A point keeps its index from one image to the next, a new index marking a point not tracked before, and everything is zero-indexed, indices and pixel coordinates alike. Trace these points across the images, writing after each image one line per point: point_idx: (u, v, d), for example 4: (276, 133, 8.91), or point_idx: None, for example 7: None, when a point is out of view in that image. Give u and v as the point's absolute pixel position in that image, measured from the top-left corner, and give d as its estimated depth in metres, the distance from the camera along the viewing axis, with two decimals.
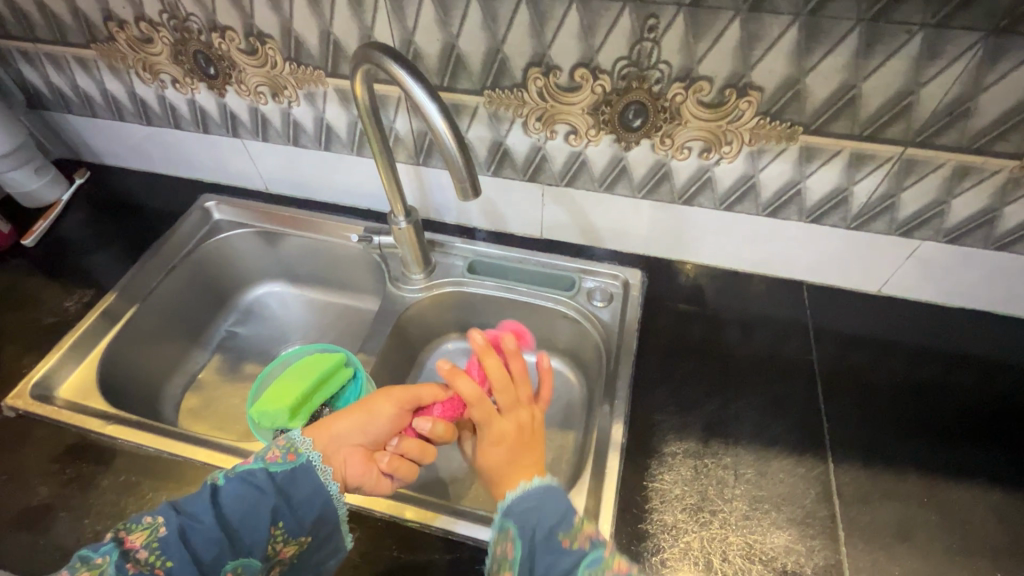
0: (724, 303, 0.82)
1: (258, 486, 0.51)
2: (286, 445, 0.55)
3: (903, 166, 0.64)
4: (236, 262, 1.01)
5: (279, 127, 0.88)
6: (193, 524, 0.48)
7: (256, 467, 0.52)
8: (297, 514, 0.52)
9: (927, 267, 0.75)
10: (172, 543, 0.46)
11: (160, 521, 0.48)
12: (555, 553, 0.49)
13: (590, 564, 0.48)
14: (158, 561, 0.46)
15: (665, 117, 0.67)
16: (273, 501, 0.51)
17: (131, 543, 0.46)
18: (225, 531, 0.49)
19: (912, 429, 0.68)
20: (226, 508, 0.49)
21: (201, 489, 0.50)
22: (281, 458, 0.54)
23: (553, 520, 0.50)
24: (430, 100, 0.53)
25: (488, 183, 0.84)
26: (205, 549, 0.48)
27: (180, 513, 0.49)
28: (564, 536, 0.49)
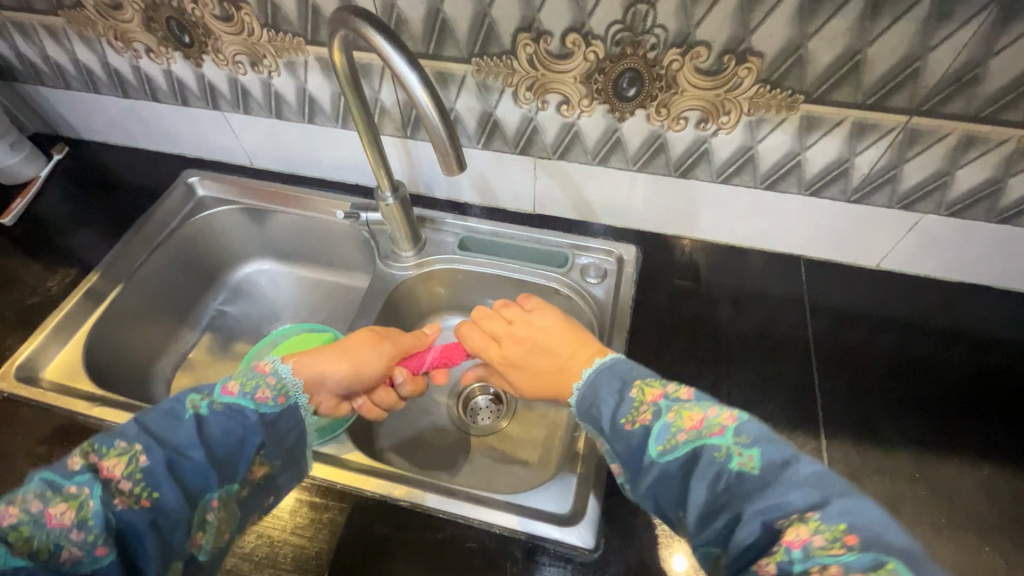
0: (719, 278, 0.81)
1: (248, 421, 0.50)
2: (277, 384, 0.53)
3: (907, 136, 0.62)
4: (222, 240, 0.98)
5: (261, 98, 0.85)
6: (180, 457, 0.45)
7: (245, 406, 0.50)
8: (278, 445, 0.52)
9: (927, 241, 0.73)
10: (162, 476, 0.44)
11: (143, 451, 0.44)
12: (619, 436, 0.48)
13: (655, 438, 0.45)
14: (144, 493, 0.43)
15: (661, 85, 0.64)
16: (261, 436, 0.50)
17: (110, 473, 0.43)
18: (215, 460, 0.47)
19: (906, 404, 0.68)
20: (215, 438, 0.47)
21: (184, 419, 0.47)
22: (270, 399, 0.52)
23: (609, 407, 0.50)
24: (411, 68, 0.50)
25: (478, 156, 0.81)
26: (194, 478, 0.46)
27: (163, 444, 0.45)
28: (624, 419, 0.48)
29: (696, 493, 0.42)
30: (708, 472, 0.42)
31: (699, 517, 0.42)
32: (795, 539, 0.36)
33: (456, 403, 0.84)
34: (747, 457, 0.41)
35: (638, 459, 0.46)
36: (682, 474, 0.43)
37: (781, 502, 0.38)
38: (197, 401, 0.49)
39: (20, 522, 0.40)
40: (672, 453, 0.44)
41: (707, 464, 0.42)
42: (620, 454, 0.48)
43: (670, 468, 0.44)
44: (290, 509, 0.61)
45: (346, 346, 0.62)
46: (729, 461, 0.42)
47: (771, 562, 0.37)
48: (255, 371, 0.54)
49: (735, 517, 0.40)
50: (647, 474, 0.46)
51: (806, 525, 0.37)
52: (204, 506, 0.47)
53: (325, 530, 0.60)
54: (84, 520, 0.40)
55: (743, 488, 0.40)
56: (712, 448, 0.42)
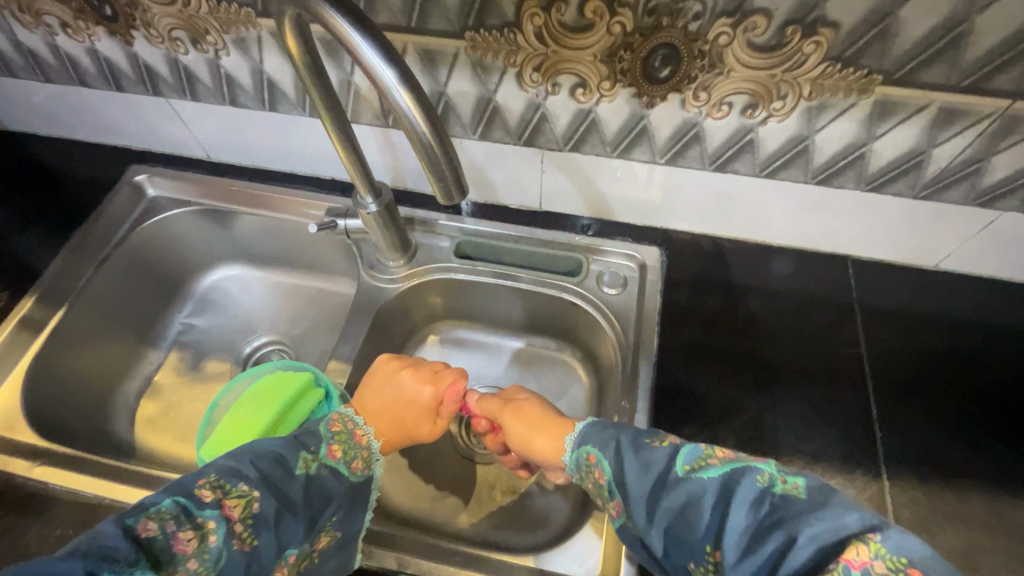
0: (756, 285, 0.70)
1: (339, 485, 0.51)
2: (368, 457, 0.55)
3: (1003, 125, 0.51)
4: (181, 246, 0.85)
5: (209, 82, 0.71)
6: (284, 509, 0.46)
7: (342, 471, 0.52)
8: (354, 519, 0.51)
9: (1001, 240, 0.63)
10: (270, 525, 0.44)
11: (258, 496, 0.45)
12: (641, 453, 0.47)
13: (684, 457, 0.45)
14: (249, 537, 0.43)
15: (702, 64, 0.53)
16: (343, 503, 0.50)
17: (230, 513, 0.43)
18: (305, 516, 0.47)
19: (976, 432, 0.60)
20: (312, 497, 0.48)
21: (294, 475, 0.48)
22: (359, 468, 0.54)
23: (632, 431, 0.50)
24: (386, 61, 0.38)
25: (474, 148, 0.68)
26: (287, 535, 0.45)
27: (275, 493, 0.46)
28: (648, 438, 0.48)
29: (735, 514, 0.39)
30: (748, 491, 0.40)
31: (739, 542, 0.38)
32: (856, 559, 0.34)
33: (461, 429, 0.72)
34: (791, 484, 0.40)
35: (661, 478, 0.44)
36: (715, 492, 0.41)
37: (838, 525, 0.36)
38: (309, 461, 0.50)
39: (156, 537, 0.40)
40: (703, 472, 0.43)
41: (747, 486, 0.41)
42: (638, 480, 0.46)
43: (700, 486, 0.42)
44: None
45: (416, 426, 0.60)
46: (772, 485, 0.40)
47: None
48: (354, 439, 0.55)
49: (785, 538, 0.37)
50: (672, 495, 0.43)
51: (868, 546, 0.34)
52: (282, 562, 0.45)
53: None
54: (203, 551, 0.41)
55: (791, 509, 0.38)
56: (753, 472, 0.42)
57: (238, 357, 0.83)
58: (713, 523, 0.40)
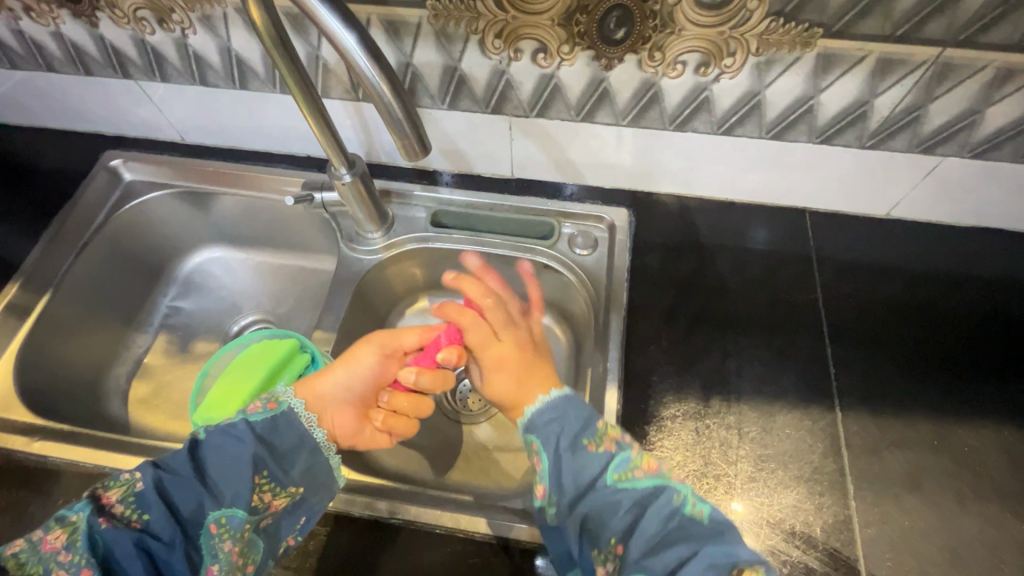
0: (720, 240, 0.74)
1: (233, 428, 0.48)
2: (267, 397, 0.52)
3: (937, 72, 0.55)
4: (161, 230, 0.86)
5: (178, 63, 0.72)
6: (168, 476, 0.45)
7: (237, 419, 0.49)
8: (283, 460, 0.49)
9: (944, 186, 0.67)
10: (151, 497, 0.44)
11: (138, 476, 0.45)
12: (576, 456, 0.48)
13: (615, 466, 0.47)
14: (135, 515, 0.44)
15: (655, 24, 0.55)
16: (256, 451, 0.48)
17: (106, 500, 0.44)
18: (203, 481, 0.46)
19: (921, 366, 0.64)
20: (210, 458, 0.47)
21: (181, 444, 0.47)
22: (262, 409, 0.51)
23: (574, 424, 0.50)
24: (346, 26, 0.40)
25: (444, 117, 0.70)
26: (182, 501, 0.45)
27: (158, 469, 0.46)
28: (585, 440, 0.49)
29: (647, 520, 0.44)
30: (663, 507, 0.44)
31: (646, 544, 0.43)
32: None
33: (445, 392, 0.76)
34: (699, 506, 0.45)
35: (590, 483, 0.46)
36: (634, 501, 0.45)
37: (732, 551, 0.41)
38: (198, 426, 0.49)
39: (21, 551, 0.42)
40: (631, 483, 0.46)
41: (663, 501, 0.45)
42: (568, 479, 0.47)
43: (623, 496, 0.45)
44: None
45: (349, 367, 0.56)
46: (683, 505, 0.45)
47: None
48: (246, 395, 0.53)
49: (687, 551, 0.41)
50: (597, 498, 0.46)
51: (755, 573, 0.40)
52: (208, 525, 0.45)
53: (314, 556, 0.54)
54: (75, 541, 0.42)
55: (694, 530, 0.43)
56: (671, 491, 0.46)
57: (225, 336, 0.85)
58: (624, 525, 0.44)
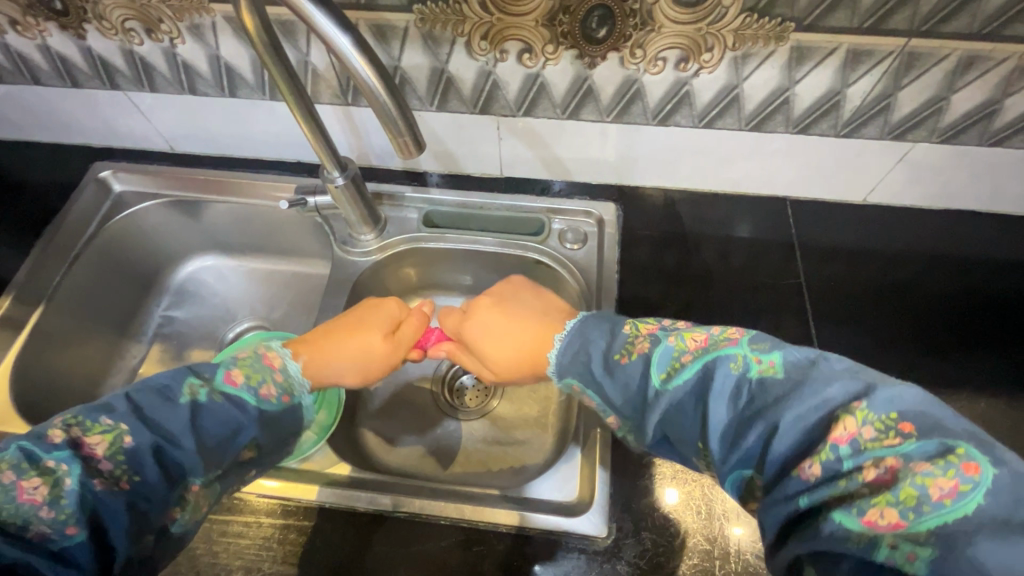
0: (705, 230, 0.76)
1: (243, 415, 0.48)
2: (283, 384, 0.53)
3: (904, 62, 0.57)
4: (153, 240, 0.86)
5: (167, 72, 0.72)
6: (165, 442, 0.44)
7: (248, 402, 0.49)
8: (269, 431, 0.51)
9: (916, 171, 0.70)
10: (146, 459, 0.42)
11: (128, 431, 0.43)
12: (616, 375, 0.48)
13: (658, 367, 0.46)
14: (125, 475, 0.41)
15: (635, 22, 0.57)
16: (255, 429, 0.49)
17: (91, 451, 0.41)
18: (202, 448, 0.45)
19: (900, 343, 0.67)
20: (204, 425, 0.46)
21: (176, 404, 0.46)
22: (275, 397, 0.52)
23: (603, 347, 0.51)
24: (341, 29, 0.41)
25: (433, 119, 0.71)
26: (177, 466, 0.44)
27: (149, 426, 0.44)
28: (618, 357, 0.49)
29: (715, 411, 0.40)
30: (726, 383, 0.41)
31: (724, 435, 0.40)
32: (843, 435, 0.34)
33: (443, 389, 0.77)
34: (767, 364, 0.41)
35: (644, 395, 0.46)
36: (693, 393, 0.43)
37: (820, 400, 0.36)
38: (196, 387, 0.47)
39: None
40: (678, 376, 0.44)
41: (723, 378, 0.41)
42: (623, 399, 0.48)
43: (679, 393, 0.43)
44: (278, 538, 0.56)
45: (376, 347, 0.59)
46: (747, 372, 0.41)
47: (815, 463, 0.34)
48: (262, 363, 0.53)
49: (767, 427, 0.37)
50: (655, 407, 0.45)
51: (854, 417, 0.34)
52: (186, 487, 0.45)
53: (319, 552, 0.55)
54: (60, 497, 0.39)
55: (769, 396, 0.38)
56: (728, 361, 0.42)
57: (221, 343, 0.85)
58: (698, 420, 0.42)
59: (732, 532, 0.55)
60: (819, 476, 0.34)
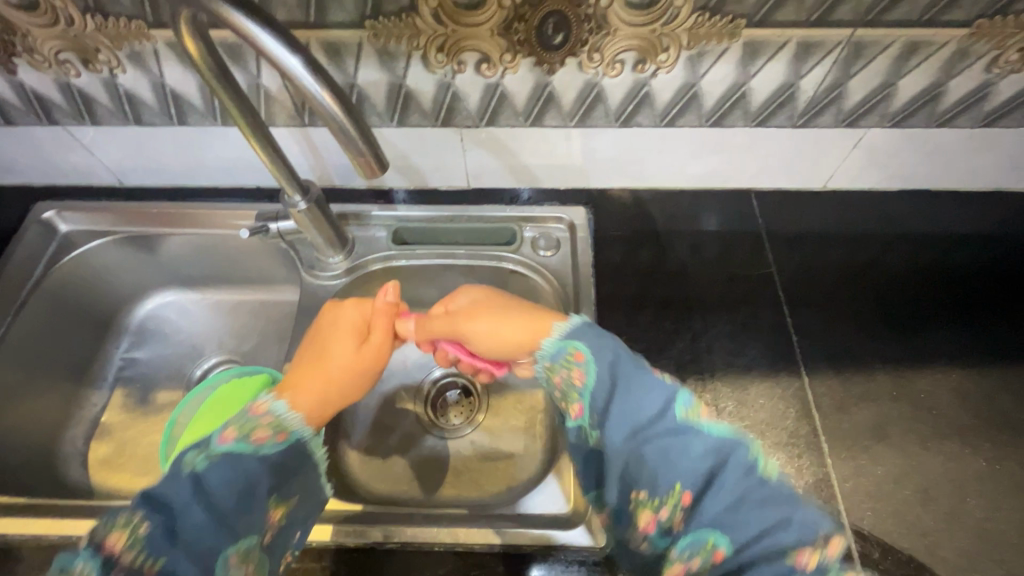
0: (676, 227, 0.76)
1: (251, 465, 0.45)
2: (275, 418, 0.49)
3: (851, 51, 0.59)
4: (106, 281, 0.82)
5: (109, 104, 0.69)
6: (181, 519, 0.41)
7: (245, 450, 0.45)
8: (290, 484, 0.48)
9: (871, 154, 0.72)
10: (163, 540, 0.40)
11: (143, 519, 0.40)
12: (640, 387, 0.46)
13: (683, 403, 0.45)
14: (149, 560, 0.39)
15: (590, 27, 0.57)
16: (271, 481, 0.46)
17: (109, 549, 0.38)
18: (219, 515, 0.42)
19: (871, 323, 0.68)
20: (215, 491, 0.43)
21: (180, 479, 0.43)
22: (270, 438, 0.48)
23: (629, 353, 0.49)
24: (289, 49, 0.40)
25: (394, 135, 0.70)
26: (199, 541, 0.41)
27: (163, 508, 0.41)
28: (647, 367, 0.47)
29: (725, 478, 0.41)
30: (739, 463, 0.41)
31: (722, 502, 0.41)
32: (828, 550, 0.38)
33: (426, 409, 0.75)
34: (769, 462, 0.43)
35: (657, 416, 0.44)
36: (709, 448, 0.42)
37: (809, 515, 0.40)
38: (195, 458, 0.44)
39: None
40: (699, 423, 0.44)
41: (740, 457, 0.42)
42: (633, 405, 0.45)
43: (696, 437, 0.43)
44: None
45: (356, 357, 0.56)
46: (758, 463, 0.42)
47: (804, 557, 0.38)
48: (251, 414, 0.49)
49: (770, 514, 0.39)
50: (665, 434, 0.43)
51: (830, 537, 0.39)
52: (221, 566, 0.41)
53: None
54: None
55: (776, 491, 0.40)
56: (745, 444, 0.43)
57: (188, 383, 0.81)
58: (701, 475, 0.42)
59: None
60: (802, 568, 0.38)
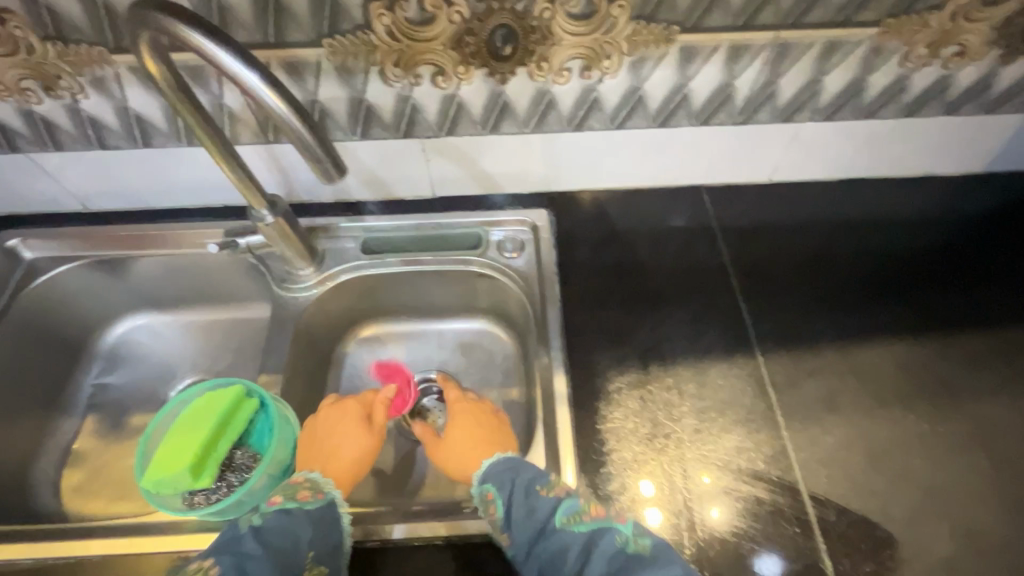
0: (634, 224, 0.80)
1: (298, 521, 0.49)
2: (314, 484, 0.54)
3: (778, 52, 0.64)
4: (73, 307, 0.81)
5: (72, 129, 0.70)
6: (243, 562, 0.45)
7: (291, 506, 0.51)
8: (328, 542, 0.50)
9: (808, 147, 0.77)
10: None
11: (213, 562, 0.45)
12: (529, 499, 0.51)
13: (563, 510, 0.50)
14: None
15: (536, 38, 0.61)
16: (310, 533, 0.49)
17: None
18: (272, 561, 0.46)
19: (820, 304, 0.73)
20: (270, 542, 0.47)
21: (242, 532, 0.48)
22: (309, 496, 0.52)
23: (528, 471, 0.54)
24: (247, 66, 0.43)
25: (358, 148, 0.72)
26: None
27: (230, 554, 0.46)
28: (537, 485, 0.52)
29: (598, 565, 0.47)
30: (609, 550, 0.47)
31: None
32: None
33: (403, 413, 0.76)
34: (640, 543, 0.48)
35: (540, 527, 0.50)
36: (581, 545, 0.48)
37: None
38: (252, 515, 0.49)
39: None
40: (576, 525, 0.49)
41: (608, 543, 0.48)
42: (523, 520, 0.50)
43: (569, 539, 0.48)
44: None
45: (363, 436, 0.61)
46: (626, 546, 0.48)
47: None
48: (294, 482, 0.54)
49: None
50: (547, 542, 0.49)
51: None
52: None
53: None
54: None
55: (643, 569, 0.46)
56: (615, 532, 0.49)
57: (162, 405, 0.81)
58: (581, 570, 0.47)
59: (710, 515, 0.57)
60: None
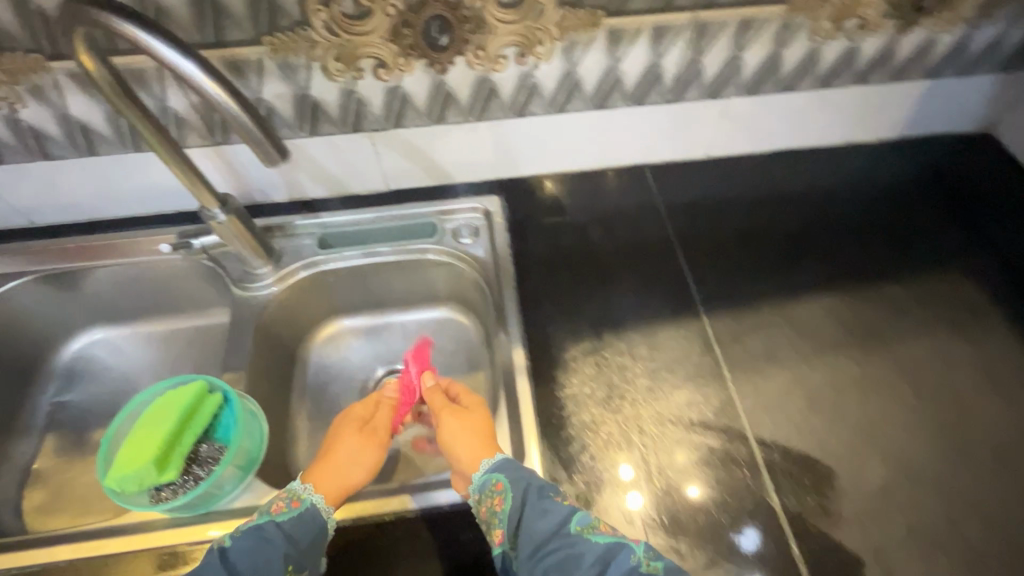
0: (582, 205, 0.84)
1: (269, 534, 0.49)
2: (290, 493, 0.54)
3: (698, 31, 0.69)
4: (23, 324, 0.80)
5: (13, 141, 0.70)
6: None
7: (263, 521, 0.51)
8: (305, 554, 0.50)
9: (737, 122, 0.82)
10: None
11: None
12: (542, 502, 0.51)
13: (578, 519, 0.49)
14: None
15: (471, 27, 0.64)
16: (283, 548, 0.48)
17: None
18: None
19: (758, 266, 0.77)
20: (238, 563, 0.47)
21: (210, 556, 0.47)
22: (286, 507, 0.53)
23: (542, 482, 0.53)
24: (184, 57, 0.44)
25: (308, 143, 0.74)
26: None
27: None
28: (554, 492, 0.52)
29: None
30: (623, 565, 0.46)
31: None
32: None
33: None
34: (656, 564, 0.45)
35: (555, 528, 0.49)
36: (596, 555, 0.46)
37: None
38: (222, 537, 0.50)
39: None
40: (592, 535, 0.48)
41: (624, 558, 0.46)
42: (535, 522, 0.49)
43: (584, 546, 0.47)
44: None
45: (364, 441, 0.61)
46: (642, 565, 0.45)
47: None
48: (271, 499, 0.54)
49: None
50: (558, 544, 0.48)
51: None
52: None
53: None
54: None
55: None
56: (630, 549, 0.47)
57: None
58: None
59: (690, 494, 0.58)
60: None
